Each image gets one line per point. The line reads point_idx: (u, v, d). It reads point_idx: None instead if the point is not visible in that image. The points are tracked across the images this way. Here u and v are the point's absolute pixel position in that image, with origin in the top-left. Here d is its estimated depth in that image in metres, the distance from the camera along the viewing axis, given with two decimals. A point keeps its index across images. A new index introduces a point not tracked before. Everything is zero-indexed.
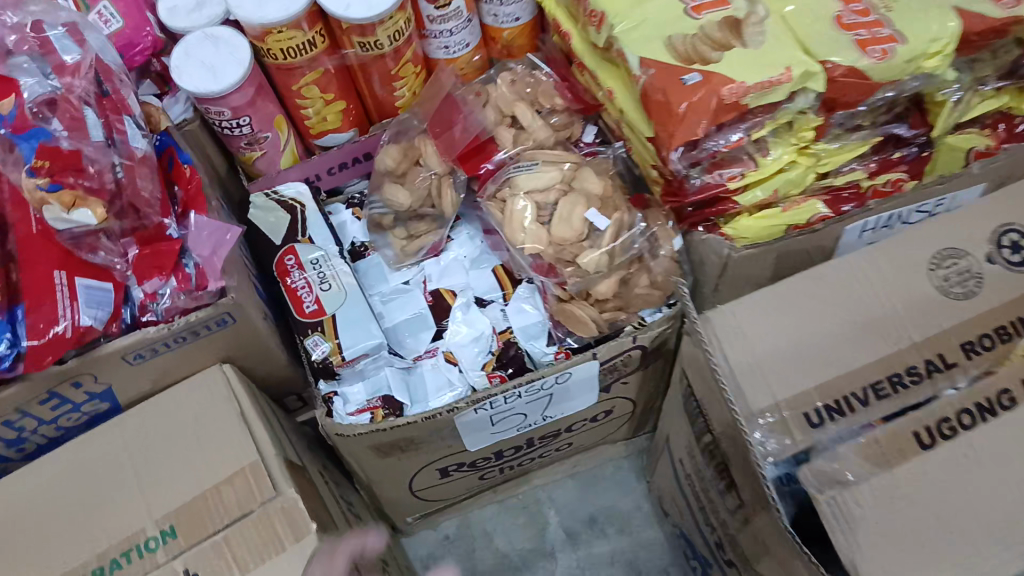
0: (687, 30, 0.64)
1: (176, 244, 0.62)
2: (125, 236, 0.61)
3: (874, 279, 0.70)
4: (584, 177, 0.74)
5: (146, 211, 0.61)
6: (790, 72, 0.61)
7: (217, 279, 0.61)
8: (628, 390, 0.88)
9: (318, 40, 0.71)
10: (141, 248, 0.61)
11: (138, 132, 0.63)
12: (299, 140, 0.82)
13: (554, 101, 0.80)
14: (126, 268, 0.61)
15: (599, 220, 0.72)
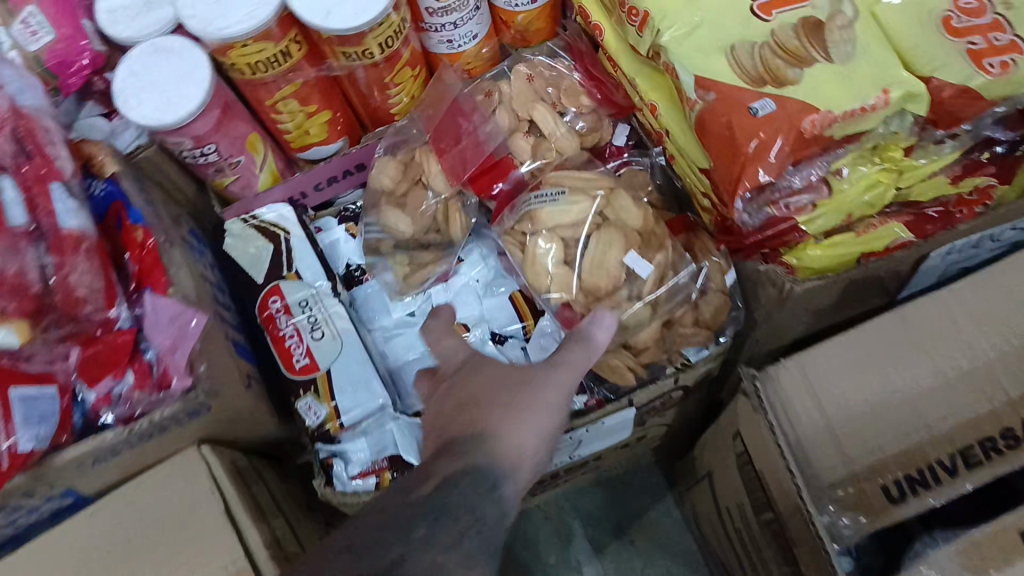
0: (755, 37, 0.51)
1: (129, 337, 0.51)
2: (63, 338, 0.49)
3: (964, 323, 0.60)
4: (621, 208, 0.62)
5: (85, 308, 0.49)
6: (887, 96, 0.49)
7: (181, 377, 0.50)
8: (663, 419, 0.79)
9: (293, 49, 0.57)
10: (84, 349, 0.50)
11: (71, 201, 0.51)
12: (278, 154, 0.69)
13: (581, 100, 0.67)
14: (71, 368, 0.50)
15: (642, 263, 0.60)
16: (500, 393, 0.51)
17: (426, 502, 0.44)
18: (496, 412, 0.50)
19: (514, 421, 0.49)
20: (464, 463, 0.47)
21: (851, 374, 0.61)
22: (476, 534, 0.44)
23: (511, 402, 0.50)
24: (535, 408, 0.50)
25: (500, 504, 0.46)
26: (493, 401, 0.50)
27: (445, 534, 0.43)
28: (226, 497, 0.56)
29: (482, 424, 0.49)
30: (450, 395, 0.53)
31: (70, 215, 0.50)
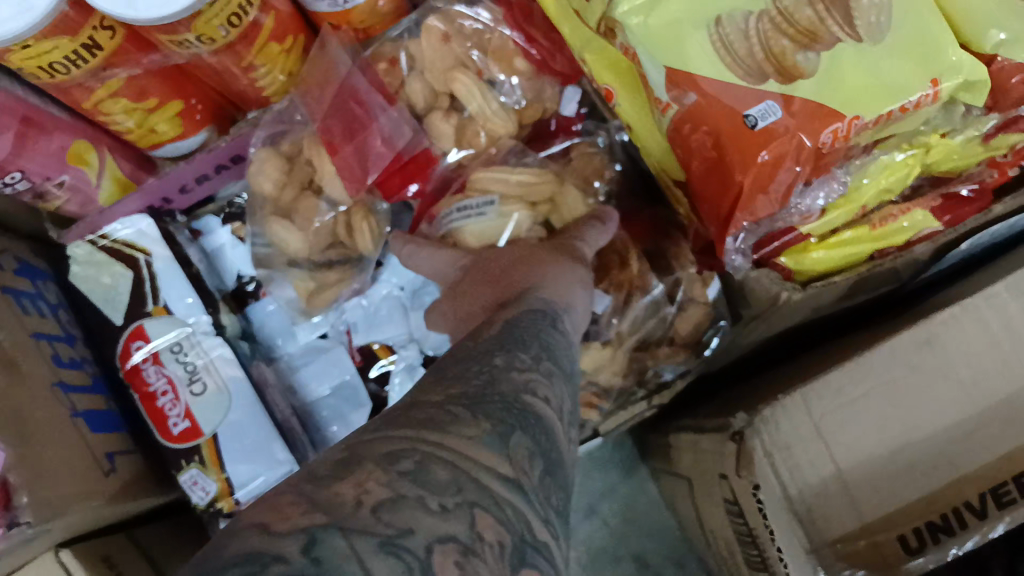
0: (751, 5, 0.35)
1: None
2: None
3: (1004, 339, 0.49)
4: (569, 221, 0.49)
5: None
6: (938, 88, 0.35)
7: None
8: None
9: (101, 37, 0.41)
10: None
11: None
12: (124, 153, 0.53)
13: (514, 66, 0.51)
14: None
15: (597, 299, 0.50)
16: (535, 255, 0.43)
17: (496, 337, 0.33)
18: (536, 270, 0.41)
19: (558, 272, 0.41)
20: (518, 307, 0.36)
21: (870, 409, 0.49)
22: (554, 360, 0.32)
23: (544, 258, 0.42)
24: (571, 264, 0.43)
25: (565, 338, 0.35)
26: (521, 263, 0.42)
27: (523, 354, 0.31)
28: None
29: (528, 273, 0.40)
30: (477, 279, 0.43)
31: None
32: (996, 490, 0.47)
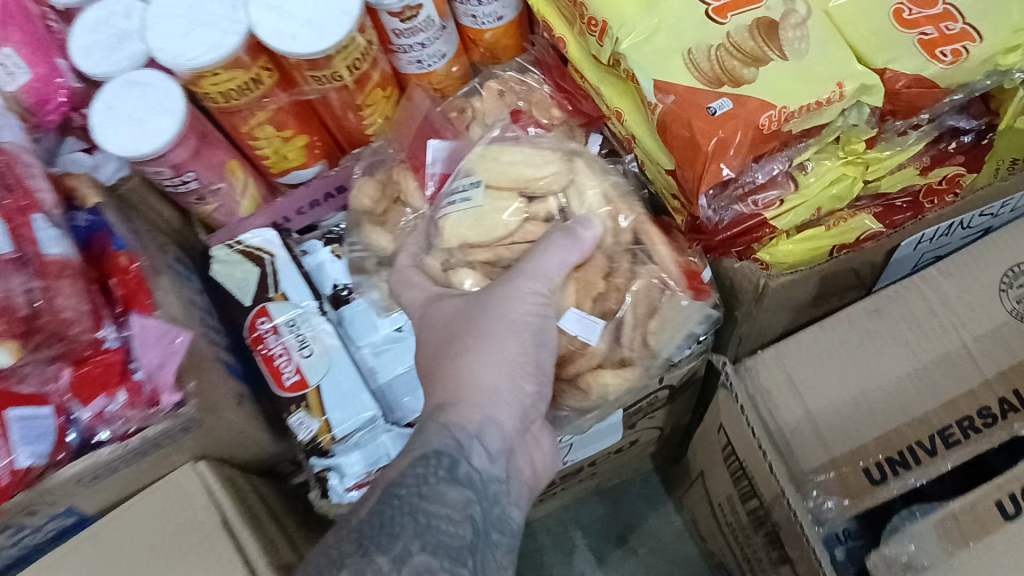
0: (712, 40, 0.52)
1: (116, 357, 0.53)
2: (54, 361, 0.51)
3: (938, 309, 0.61)
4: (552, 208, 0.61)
5: (69, 333, 0.51)
6: (842, 88, 0.50)
7: (171, 393, 0.52)
8: (655, 421, 0.80)
9: (264, 75, 0.59)
10: (75, 371, 0.51)
11: (53, 230, 0.52)
12: (259, 179, 0.71)
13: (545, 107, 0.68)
14: (61, 394, 0.51)
15: (584, 322, 0.58)
16: (488, 327, 0.53)
17: (363, 530, 0.43)
18: (460, 364, 0.53)
19: (491, 368, 0.52)
20: (420, 453, 0.48)
21: (831, 364, 0.62)
22: (426, 545, 0.42)
23: (489, 341, 0.53)
24: (516, 348, 0.53)
25: (457, 490, 0.46)
26: (473, 335, 0.53)
27: (383, 556, 0.41)
28: (223, 512, 0.58)
29: (458, 371, 0.52)
30: (435, 332, 0.56)
31: (53, 242, 0.52)
32: (941, 431, 0.58)
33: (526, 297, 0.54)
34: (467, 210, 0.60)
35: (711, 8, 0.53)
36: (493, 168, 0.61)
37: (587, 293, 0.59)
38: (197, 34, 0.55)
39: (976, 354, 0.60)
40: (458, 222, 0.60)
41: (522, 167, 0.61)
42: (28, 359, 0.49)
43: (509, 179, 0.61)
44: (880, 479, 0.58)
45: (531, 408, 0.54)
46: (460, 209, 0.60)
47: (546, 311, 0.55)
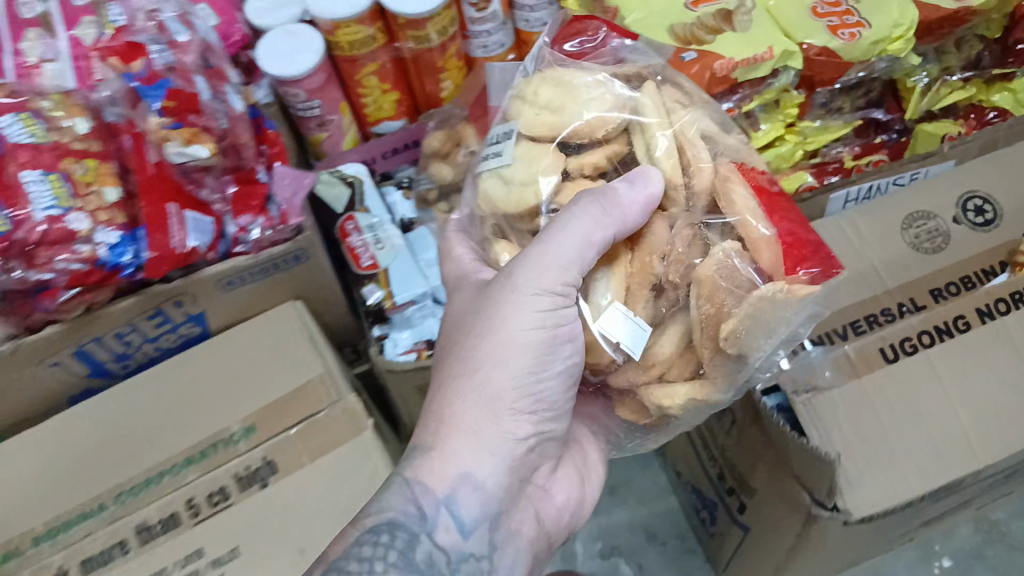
0: (686, 19, 0.76)
1: (263, 189, 0.77)
2: (225, 176, 0.76)
3: (856, 240, 0.80)
4: (598, 161, 0.60)
5: (243, 153, 0.76)
6: (772, 51, 0.74)
7: (297, 216, 0.76)
8: None
9: (378, 34, 0.84)
10: (237, 188, 0.76)
11: (237, 97, 0.78)
12: (358, 127, 0.96)
13: (591, 29, 0.72)
14: (223, 206, 0.75)
15: (631, 321, 0.56)
16: (481, 353, 0.57)
17: None
18: (453, 400, 0.57)
19: (476, 405, 0.56)
20: (382, 517, 0.53)
21: None
22: None
23: (478, 369, 0.57)
24: (508, 382, 0.56)
25: (411, 560, 0.53)
26: (466, 359, 0.57)
27: None
28: (310, 331, 0.83)
29: (442, 409, 0.57)
30: (447, 338, 0.61)
31: (237, 101, 0.78)
32: (852, 324, 0.74)
33: (528, 309, 0.56)
34: (498, 170, 0.63)
35: (688, 2, 0.78)
36: (540, 121, 0.62)
37: (639, 286, 0.57)
38: None
39: (881, 271, 0.78)
40: (489, 184, 0.63)
41: (563, 107, 0.62)
42: (209, 169, 0.75)
43: (549, 126, 0.61)
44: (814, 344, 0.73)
45: (525, 453, 0.58)
46: (492, 170, 0.63)
47: (554, 321, 0.56)
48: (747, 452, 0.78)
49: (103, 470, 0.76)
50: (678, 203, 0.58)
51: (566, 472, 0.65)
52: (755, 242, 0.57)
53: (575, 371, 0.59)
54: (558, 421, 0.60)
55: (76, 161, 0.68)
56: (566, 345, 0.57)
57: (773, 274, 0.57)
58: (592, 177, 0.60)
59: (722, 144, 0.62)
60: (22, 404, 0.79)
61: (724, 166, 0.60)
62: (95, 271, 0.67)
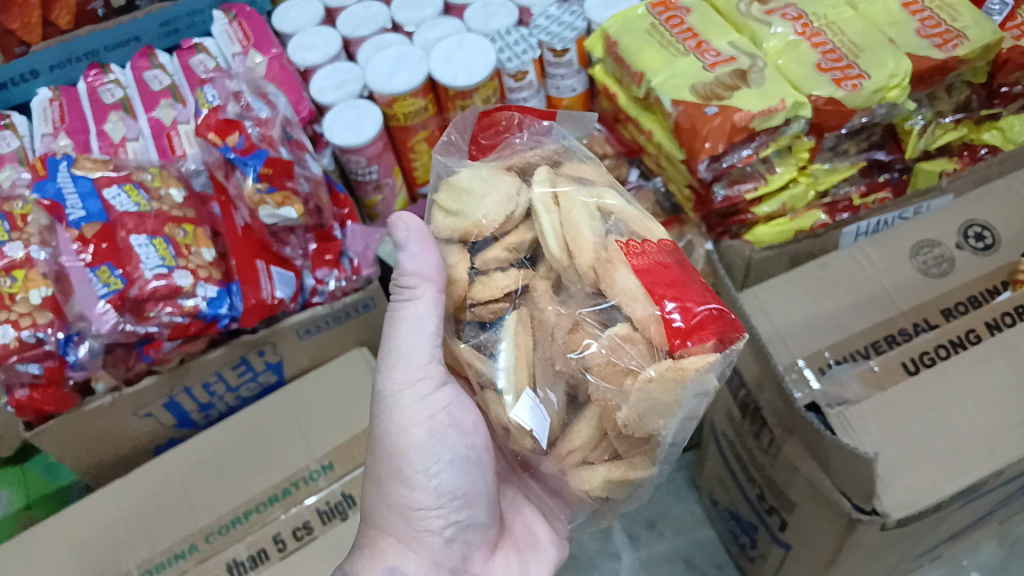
0: (706, 78, 0.86)
1: (338, 244, 0.84)
2: (307, 234, 0.84)
3: (867, 267, 0.88)
4: (500, 255, 0.66)
5: (324, 213, 0.84)
6: (784, 103, 0.82)
7: (369, 268, 0.84)
8: None
9: (429, 105, 0.96)
10: (317, 245, 0.84)
11: (314, 162, 0.85)
12: (407, 189, 1.05)
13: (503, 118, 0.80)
14: (303, 261, 0.83)
15: (537, 409, 0.62)
16: (381, 466, 0.70)
17: None
18: (375, 502, 0.71)
19: (390, 509, 0.70)
20: None
21: (791, 297, 0.88)
22: None
23: (384, 480, 0.70)
24: (408, 483, 0.69)
25: None
26: (374, 471, 0.71)
27: None
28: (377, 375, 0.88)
29: (371, 513, 0.72)
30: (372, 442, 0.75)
31: (315, 167, 0.84)
32: (873, 343, 0.83)
33: (402, 412, 0.69)
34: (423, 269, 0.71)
35: (706, 64, 0.87)
36: (448, 225, 0.68)
37: (545, 372, 0.62)
38: (397, 75, 0.93)
39: (894, 294, 0.86)
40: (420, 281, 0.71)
41: (465, 210, 0.67)
42: (293, 229, 0.82)
43: (455, 230, 0.68)
44: (839, 363, 0.83)
45: (444, 540, 0.70)
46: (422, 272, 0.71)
47: (427, 413, 0.68)
48: (786, 469, 0.82)
49: (187, 514, 0.80)
50: (574, 280, 0.64)
51: (509, 556, 0.75)
52: (640, 323, 0.59)
53: (468, 457, 0.69)
54: (473, 508, 0.70)
55: (178, 226, 0.77)
56: (449, 433, 0.68)
57: (659, 349, 0.58)
58: (497, 270, 0.65)
59: (618, 215, 0.65)
60: (111, 454, 0.85)
61: (611, 245, 0.62)
62: (195, 322, 0.74)
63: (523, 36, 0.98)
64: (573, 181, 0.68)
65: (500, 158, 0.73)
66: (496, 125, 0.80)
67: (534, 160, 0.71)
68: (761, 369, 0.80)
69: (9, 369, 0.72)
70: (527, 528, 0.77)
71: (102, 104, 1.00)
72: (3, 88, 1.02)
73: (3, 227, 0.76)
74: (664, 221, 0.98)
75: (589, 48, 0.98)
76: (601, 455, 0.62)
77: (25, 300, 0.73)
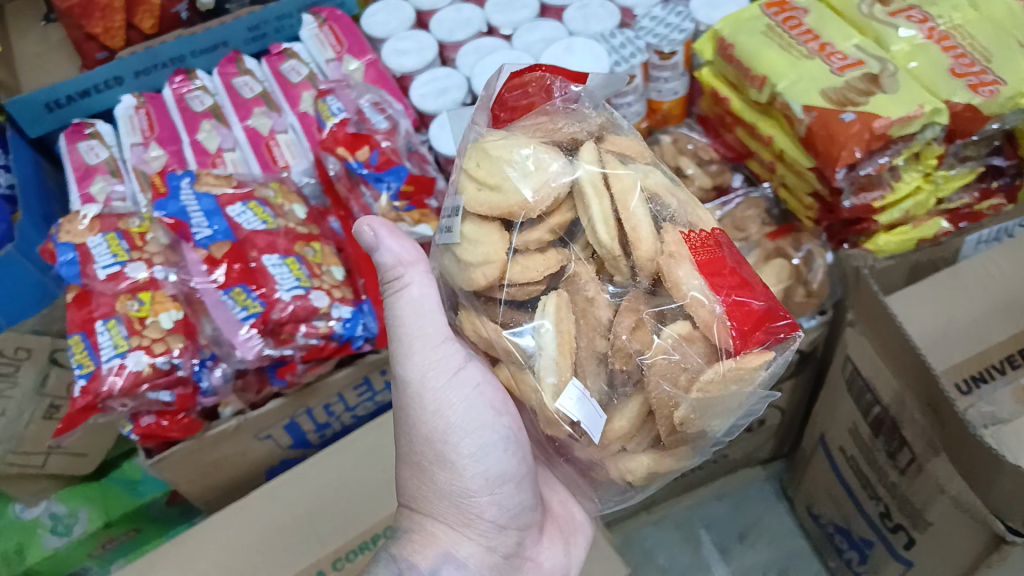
0: (837, 82, 0.82)
1: None
2: None
3: (998, 274, 0.82)
4: (542, 237, 0.57)
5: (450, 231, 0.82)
6: (923, 109, 0.78)
7: None
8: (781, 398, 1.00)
9: None
10: None
11: (436, 174, 0.86)
12: None
13: (533, 79, 0.70)
14: None
15: (585, 400, 0.54)
16: (420, 451, 0.63)
17: None
18: (413, 486, 0.64)
19: (435, 497, 0.63)
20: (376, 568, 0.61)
21: (923, 306, 0.82)
22: None
23: (425, 467, 0.63)
24: (454, 467, 0.62)
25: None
26: (411, 457, 0.64)
27: None
28: None
29: (409, 497, 0.65)
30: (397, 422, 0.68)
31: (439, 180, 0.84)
32: (1009, 357, 0.81)
33: (432, 392, 0.62)
34: (450, 246, 0.60)
35: (834, 67, 0.83)
36: (480, 200, 0.58)
37: (588, 359, 0.55)
38: None
39: None
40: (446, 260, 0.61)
41: (502, 183, 0.58)
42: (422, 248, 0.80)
43: (492, 206, 0.58)
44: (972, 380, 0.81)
45: (495, 522, 0.64)
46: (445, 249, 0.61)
47: (459, 391, 0.61)
48: (928, 488, 0.80)
49: (313, 543, 0.77)
50: (624, 273, 0.57)
51: (554, 539, 0.69)
52: (703, 323, 0.54)
53: (514, 435, 0.62)
54: (524, 488, 0.64)
55: (307, 245, 0.76)
56: (487, 413, 0.61)
57: (725, 349, 0.54)
58: (538, 253, 0.57)
59: (669, 203, 0.59)
60: (222, 477, 0.82)
61: (670, 236, 0.56)
62: (329, 343, 0.72)
63: (628, 39, 0.93)
64: (620, 160, 0.60)
65: (540, 130, 0.63)
66: (526, 87, 0.70)
67: (579, 135, 0.62)
68: (903, 386, 0.78)
69: (139, 397, 0.69)
70: (565, 506, 0.71)
71: (191, 111, 0.96)
72: (86, 96, 0.99)
73: (120, 245, 0.74)
74: (776, 232, 0.91)
75: (698, 51, 0.93)
76: (636, 442, 0.57)
77: (155, 324, 0.70)
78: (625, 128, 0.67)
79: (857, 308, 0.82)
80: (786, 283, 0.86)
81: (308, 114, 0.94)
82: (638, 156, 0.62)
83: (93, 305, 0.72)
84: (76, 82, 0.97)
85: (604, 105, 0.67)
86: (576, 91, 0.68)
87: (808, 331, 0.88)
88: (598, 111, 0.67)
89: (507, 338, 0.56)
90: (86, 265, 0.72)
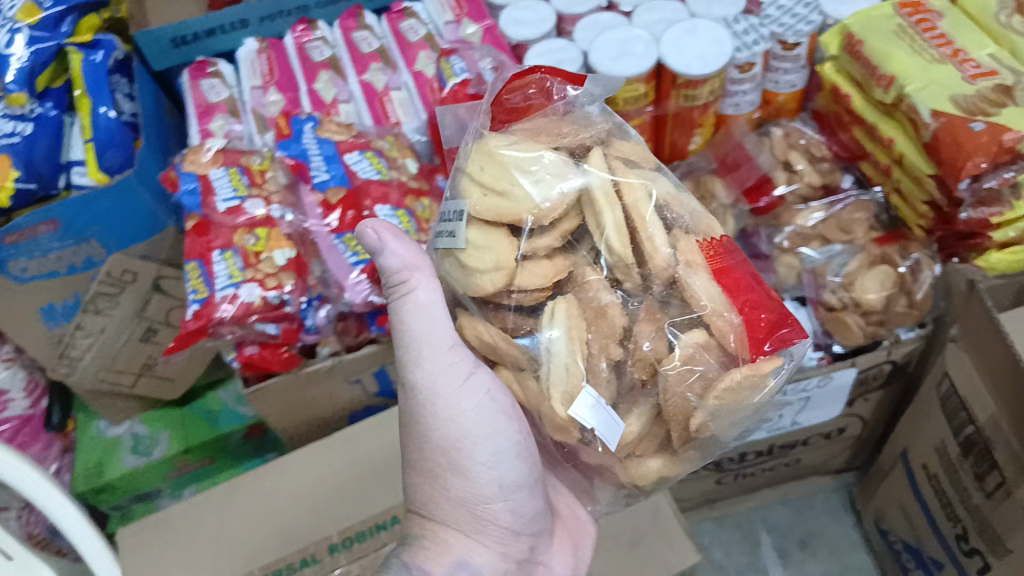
0: (968, 90, 0.79)
1: None
2: None
3: None
4: (552, 244, 0.57)
5: None
6: None
7: None
8: (865, 408, 0.99)
9: (648, 92, 0.90)
10: None
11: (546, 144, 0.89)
12: None
13: (533, 82, 0.72)
14: None
15: (602, 410, 0.53)
16: (432, 460, 0.61)
17: None
18: (423, 494, 0.62)
19: (448, 504, 0.62)
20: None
21: None
22: None
23: (437, 475, 0.61)
24: (468, 474, 0.61)
25: None
26: (421, 464, 0.62)
27: None
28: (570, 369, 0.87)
29: (419, 504, 0.63)
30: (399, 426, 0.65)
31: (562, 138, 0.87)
32: None
33: (443, 401, 0.60)
34: (452, 251, 0.60)
35: (966, 75, 0.80)
36: (487, 206, 0.58)
37: (600, 363, 0.54)
38: (625, 59, 0.87)
39: None
40: (448, 265, 0.61)
41: (509, 189, 0.57)
42: None
43: (499, 212, 0.57)
44: None
45: (508, 531, 0.63)
46: (450, 254, 0.60)
47: (471, 400, 0.59)
48: (1014, 514, 0.78)
49: (377, 493, 0.81)
50: (635, 279, 0.56)
51: (563, 542, 0.69)
52: (721, 330, 0.54)
53: (524, 442, 0.62)
54: (535, 494, 0.64)
55: (416, 200, 0.78)
56: (499, 421, 0.60)
57: (738, 356, 0.54)
58: (547, 259, 0.57)
59: (677, 212, 0.59)
60: (309, 415, 0.85)
61: (683, 243, 0.57)
62: None
63: (753, 26, 0.92)
64: (625, 165, 0.60)
65: (543, 134, 0.64)
66: (527, 89, 0.71)
67: (586, 140, 0.63)
68: (1000, 408, 0.76)
69: (248, 326, 0.73)
70: (571, 509, 0.70)
71: (311, 61, 0.98)
72: (212, 35, 1.02)
73: (242, 182, 0.78)
74: (883, 238, 0.90)
75: (823, 44, 0.92)
76: (649, 445, 0.57)
77: (269, 260, 0.74)
78: (630, 133, 0.67)
79: (962, 322, 0.80)
80: (889, 290, 0.85)
81: (424, 74, 0.95)
82: (644, 159, 0.62)
83: (212, 235, 0.75)
84: (205, 21, 1.00)
85: (612, 113, 0.68)
86: (572, 94, 0.69)
87: (906, 342, 0.87)
88: (606, 118, 0.68)
89: (516, 344, 0.57)
90: (208, 196, 0.76)
